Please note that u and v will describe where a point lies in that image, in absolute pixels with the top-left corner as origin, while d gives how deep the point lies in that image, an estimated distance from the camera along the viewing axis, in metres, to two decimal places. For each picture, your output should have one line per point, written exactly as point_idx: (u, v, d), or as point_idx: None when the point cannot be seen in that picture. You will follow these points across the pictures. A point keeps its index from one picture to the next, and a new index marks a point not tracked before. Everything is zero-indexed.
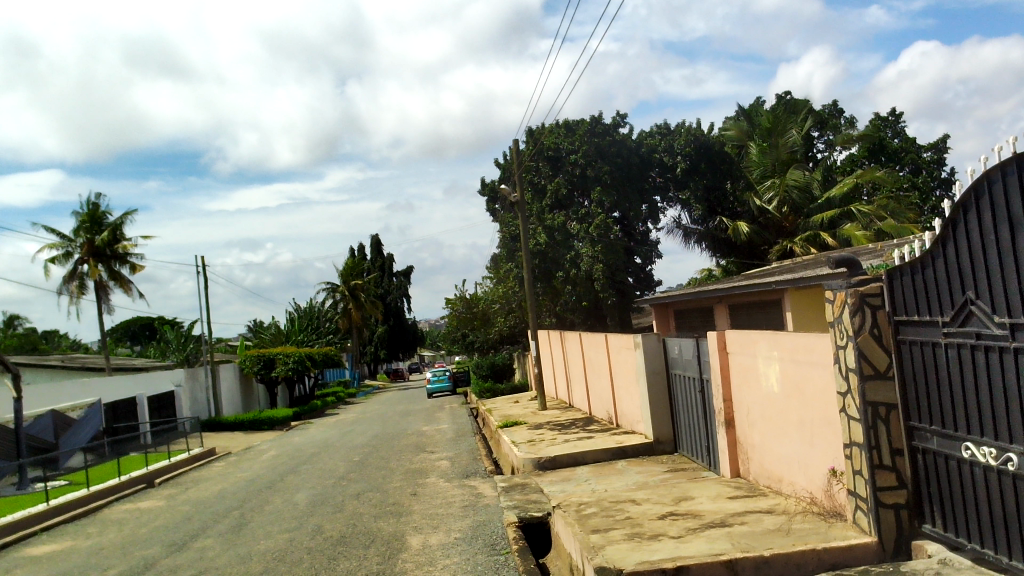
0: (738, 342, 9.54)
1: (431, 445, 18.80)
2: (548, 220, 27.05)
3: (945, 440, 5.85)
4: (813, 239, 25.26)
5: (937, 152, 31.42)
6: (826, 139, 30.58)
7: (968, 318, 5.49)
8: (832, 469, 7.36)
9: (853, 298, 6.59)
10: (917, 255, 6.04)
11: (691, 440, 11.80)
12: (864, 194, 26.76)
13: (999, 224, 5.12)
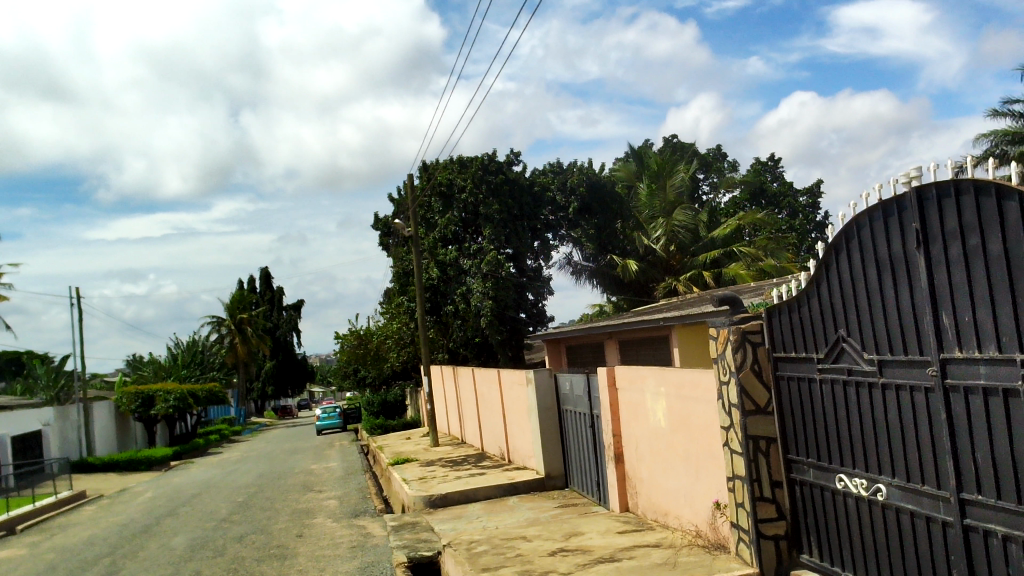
0: (627, 377, 9.70)
1: (319, 484, 18.30)
2: (441, 255, 26.98)
3: (820, 471, 6.09)
4: (697, 279, 26.16)
5: (812, 198, 33.12)
6: (711, 182, 31.70)
7: (841, 355, 5.77)
8: (717, 501, 7.54)
9: (735, 335, 6.80)
10: (794, 294, 6.31)
11: (582, 475, 11.88)
12: (745, 235, 28.00)
13: (868, 266, 5.42)
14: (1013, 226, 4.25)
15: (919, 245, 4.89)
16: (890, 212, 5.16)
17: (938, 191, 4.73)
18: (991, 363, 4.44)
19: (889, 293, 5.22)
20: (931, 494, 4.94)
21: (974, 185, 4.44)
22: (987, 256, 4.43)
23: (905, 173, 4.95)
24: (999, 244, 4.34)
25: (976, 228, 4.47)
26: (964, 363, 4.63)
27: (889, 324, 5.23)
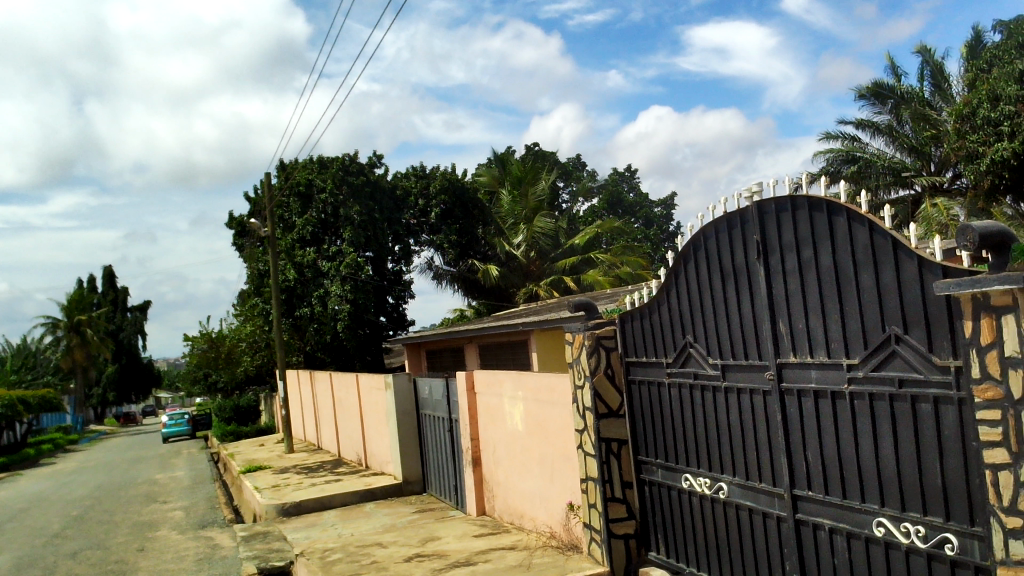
0: (486, 382, 9.78)
1: (163, 495, 17.45)
2: (298, 256, 26.29)
3: (668, 472, 6.34)
4: (557, 283, 26.69)
5: (666, 208, 34.49)
6: (570, 190, 32.40)
7: (688, 360, 6.04)
8: (570, 502, 7.73)
9: (589, 340, 6.97)
10: (645, 301, 6.55)
11: (440, 479, 11.87)
12: (602, 242, 28.82)
13: (712, 275, 5.71)
14: (842, 241, 4.58)
15: (759, 257, 5.19)
16: (733, 225, 5.46)
17: (776, 207, 5.04)
18: (822, 368, 4.76)
19: (732, 302, 5.52)
20: (767, 491, 5.25)
21: (809, 202, 4.76)
22: (819, 268, 4.75)
23: (747, 188, 5.24)
24: (829, 257, 4.67)
25: (810, 241, 4.79)
26: (798, 368, 4.94)
27: (732, 330, 5.52)
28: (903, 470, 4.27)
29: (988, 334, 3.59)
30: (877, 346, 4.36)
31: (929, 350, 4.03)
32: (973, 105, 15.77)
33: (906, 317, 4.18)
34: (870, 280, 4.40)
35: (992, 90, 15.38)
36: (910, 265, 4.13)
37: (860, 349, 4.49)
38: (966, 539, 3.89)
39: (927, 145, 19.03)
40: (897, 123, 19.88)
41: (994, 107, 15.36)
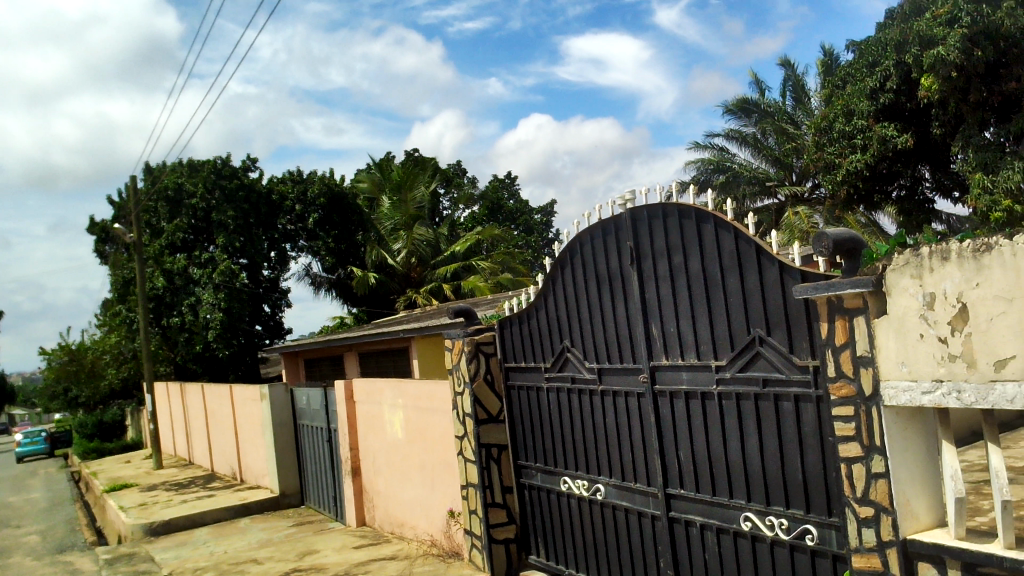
0: (365, 391, 9.63)
1: (18, 518, 16.32)
2: (167, 263, 25.09)
3: (547, 475, 6.42)
4: (437, 291, 26.58)
5: (545, 216, 34.84)
6: (451, 197, 32.26)
7: (565, 364, 6.13)
8: (451, 509, 7.71)
9: (469, 346, 6.97)
10: (523, 307, 6.60)
11: (318, 491, 11.62)
12: (482, 249, 28.88)
13: (588, 279, 5.82)
14: (710, 247, 4.76)
15: (633, 262, 5.33)
16: (607, 231, 5.58)
17: (648, 214, 5.19)
18: (692, 370, 4.92)
19: (607, 306, 5.64)
20: (642, 491, 5.39)
21: (678, 209, 4.93)
22: (689, 273, 4.92)
23: (620, 196, 5.38)
24: (698, 262, 4.84)
25: (680, 247, 4.96)
26: (670, 370, 5.10)
27: (608, 334, 5.64)
28: (768, 466, 4.47)
29: (843, 335, 3.81)
30: (742, 348, 4.56)
31: (790, 351, 4.24)
32: (831, 119, 16.69)
33: (769, 319, 4.38)
34: (735, 284, 4.59)
35: (846, 106, 16.33)
36: (772, 269, 4.33)
37: (727, 351, 4.68)
38: (824, 529, 4.10)
39: (789, 157, 19.97)
40: (761, 135, 20.86)
41: (848, 121, 16.33)
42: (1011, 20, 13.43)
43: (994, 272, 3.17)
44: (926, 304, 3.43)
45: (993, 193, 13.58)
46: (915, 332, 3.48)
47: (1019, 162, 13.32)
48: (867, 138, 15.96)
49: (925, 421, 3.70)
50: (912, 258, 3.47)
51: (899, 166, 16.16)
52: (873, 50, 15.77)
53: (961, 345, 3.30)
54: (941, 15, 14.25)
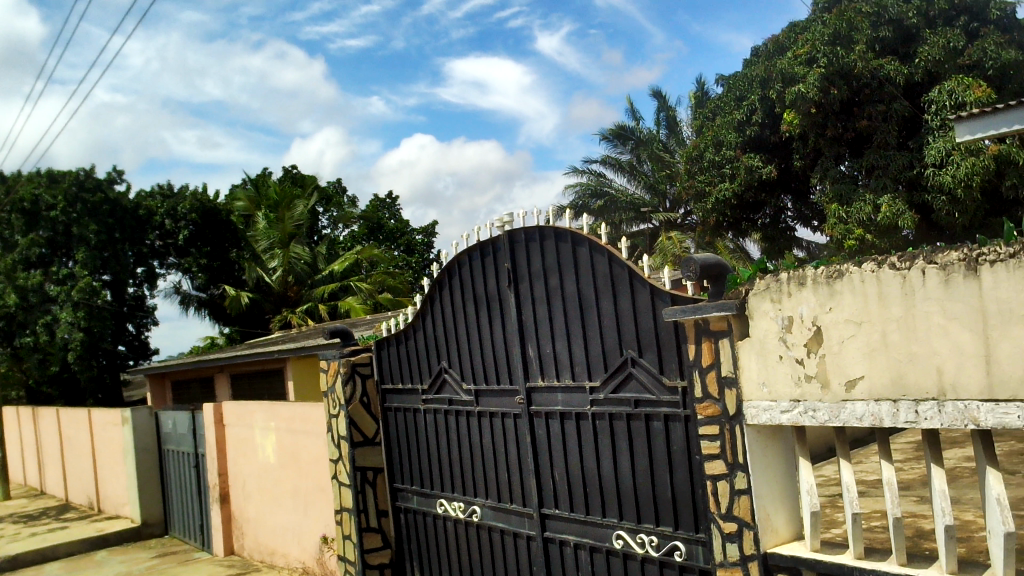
0: (235, 414, 9.29)
1: None
2: (20, 279, 23.13)
3: (423, 498, 6.35)
4: (314, 312, 26.01)
5: (426, 237, 34.68)
6: (330, 216, 31.70)
7: (443, 386, 6.11)
8: (324, 535, 7.53)
9: (345, 367, 6.83)
10: (400, 328, 6.53)
11: (184, 519, 11.10)
12: (361, 269, 28.49)
13: (466, 301, 5.83)
14: (585, 271, 4.86)
15: (510, 284, 5.38)
16: (486, 252, 5.61)
17: (525, 236, 5.25)
18: (567, 391, 5.00)
19: (484, 327, 5.66)
20: (518, 511, 5.41)
21: (555, 232, 5.02)
22: (565, 295, 5.01)
23: (498, 218, 5.43)
24: (573, 285, 4.93)
25: (556, 270, 5.04)
26: (545, 391, 5.16)
27: (485, 356, 5.66)
28: (639, 485, 4.57)
29: (709, 356, 3.96)
30: (615, 368, 4.66)
31: (660, 372, 4.37)
32: (701, 148, 17.43)
33: (640, 341, 4.50)
34: (609, 306, 4.70)
35: (716, 136, 17.10)
36: (644, 292, 4.46)
37: (601, 372, 4.78)
38: (692, 545, 4.23)
39: (663, 184, 20.73)
40: (637, 162, 21.50)
41: (717, 151, 17.11)
42: (862, 62, 14.40)
43: (845, 297, 3.37)
44: (785, 327, 3.61)
45: (847, 223, 14.44)
46: (775, 354, 3.65)
47: (870, 196, 14.27)
48: (735, 168, 16.73)
49: (783, 439, 3.88)
50: (772, 283, 3.65)
51: (763, 196, 16.97)
52: (740, 85, 16.69)
53: (816, 366, 3.48)
54: (801, 54, 15.14)
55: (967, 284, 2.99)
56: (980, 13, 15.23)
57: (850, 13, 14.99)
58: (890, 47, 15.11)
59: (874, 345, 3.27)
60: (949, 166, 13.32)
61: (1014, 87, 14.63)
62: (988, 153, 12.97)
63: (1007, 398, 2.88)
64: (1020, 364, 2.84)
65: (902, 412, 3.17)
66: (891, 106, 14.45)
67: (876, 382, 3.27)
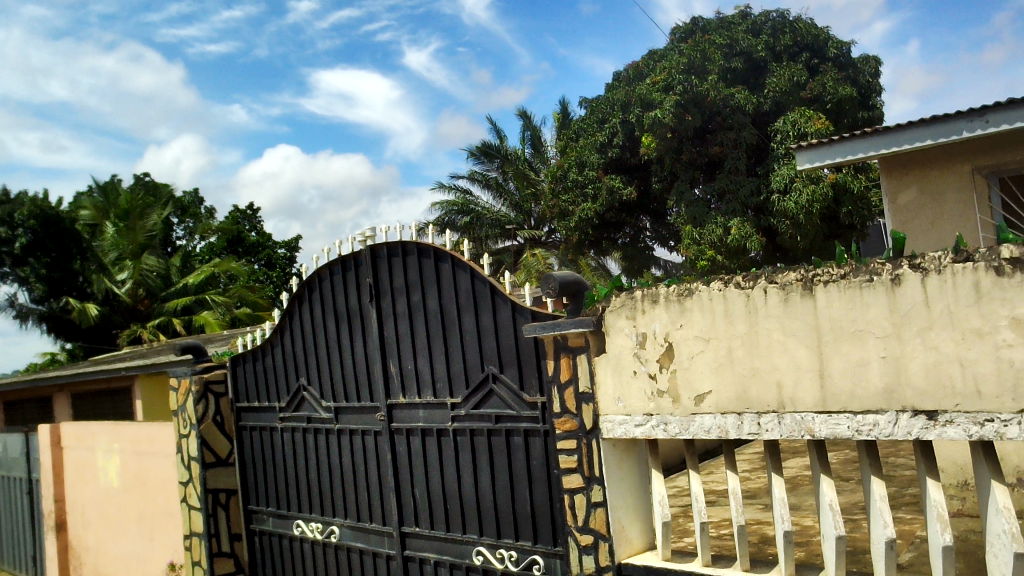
0: (74, 436, 8.69)
1: None
2: None
3: (279, 519, 6.16)
4: (166, 326, 24.80)
5: (288, 251, 33.75)
6: (185, 226, 30.35)
7: (301, 404, 5.95)
8: (171, 561, 7.16)
9: (197, 385, 6.49)
10: (258, 343, 6.31)
11: (14, 549, 10.27)
12: (219, 283, 27.41)
13: (326, 316, 5.71)
14: (447, 287, 4.86)
15: (372, 299, 5.31)
16: (348, 267, 5.52)
17: (388, 251, 5.21)
18: (428, 408, 4.97)
19: (345, 343, 5.56)
20: (377, 530, 5.32)
21: (417, 247, 5.00)
22: (427, 312, 4.99)
23: (360, 232, 5.37)
24: (436, 301, 4.93)
25: (418, 286, 5.02)
26: (406, 409, 5.11)
27: (345, 372, 5.55)
28: (499, 501, 4.59)
29: (567, 371, 4.05)
30: (476, 385, 4.67)
31: (520, 388, 4.42)
32: (565, 168, 17.82)
33: (501, 357, 4.53)
34: (471, 323, 4.71)
35: (579, 157, 17.52)
36: (505, 309, 4.50)
37: (462, 389, 4.78)
38: (550, 558, 4.29)
39: (527, 202, 21.08)
40: (503, 179, 21.71)
41: (581, 171, 17.53)
42: (714, 91, 15.20)
43: (695, 314, 3.51)
44: (638, 343, 3.72)
45: (700, 244, 15.09)
46: (630, 369, 3.76)
47: (721, 219, 14.99)
48: (597, 189, 17.17)
49: (638, 452, 3.99)
50: (627, 300, 3.77)
51: (623, 216, 17.54)
52: (603, 108, 17.26)
53: (667, 381, 3.61)
54: (658, 81, 15.85)
55: (803, 302, 3.18)
56: (819, 50, 16.57)
57: (704, 46, 15.86)
58: (741, 77, 16.02)
59: (721, 360, 3.43)
60: (792, 192, 14.24)
61: (848, 121, 15.92)
62: (827, 181, 14.00)
63: (839, 409, 3.08)
64: (851, 377, 3.05)
65: (746, 424, 3.34)
66: (741, 134, 15.27)
67: (722, 396, 3.42)
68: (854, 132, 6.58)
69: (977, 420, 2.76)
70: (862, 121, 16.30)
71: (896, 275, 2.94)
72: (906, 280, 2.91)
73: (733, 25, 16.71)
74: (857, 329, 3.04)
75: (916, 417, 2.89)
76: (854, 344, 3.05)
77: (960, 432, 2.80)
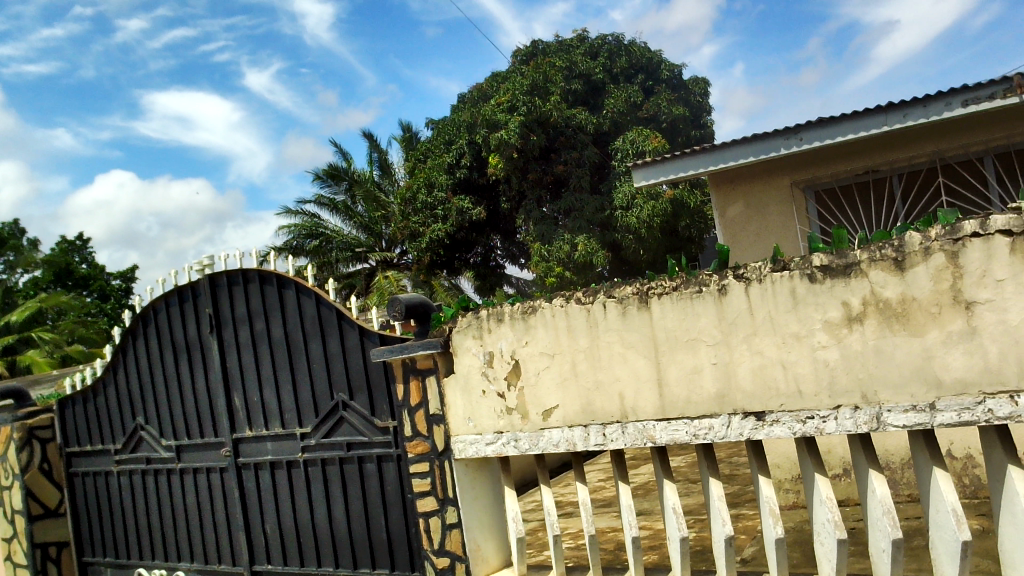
0: None
1: None
2: None
3: (118, 569, 5.78)
4: None
5: (124, 282, 31.86)
6: (5, 260, 28.04)
7: (139, 444, 5.62)
8: None
9: (19, 433, 5.98)
10: (86, 383, 5.91)
11: None
12: (45, 319, 25.48)
13: (163, 350, 5.43)
14: (291, 314, 4.74)
15: (212, 330, 5.09)
16: (186, 297, 5.28)
17: (228, 279, 5.03)
18: (276, 440, 4.81)
19: (185, 378, 5.30)
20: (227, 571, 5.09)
21: (260, 274, 4.85)
22: (271, 340, 4.84)
23: (198, 260, 5.16)
24: (280, 328, 4.79)
25: (261, 314, 4.87)
26: (253, 442, 4.93)
27: (185, 408, 5.29)
28: (354, 530, 4.50)
29: (417, 394, 4.06)
30: (326, 413, 4.56)
31: (371, 414, 4.36)
32: (414, 190, 17.76)
33: (351, 383, 4.45)
34: (317, 350, 4.61)
35: (427, 178, 17.49)
36: (353, 334, 4.43)
37: (311, 418, 4.65)
38: None
39: (377, 224, 20.84)
40: (352, 202, 21.40)
41: (430, 193, 17.47)
42: (556, 112, 15.58)
43: (539, 331, 3.59)
44: (486, 362, 3.75)
45: (549, 262, 15.42)
46: (478, 389, 3.79)
47: (569, 236, 15.36)
48: (446, 210, 17.21)
49: (490, 470, 4.02)
50: (473, 320, 3.80)
51: (474, 235, 17.69)
52: (449, 130, 17.32)
53: (515, 398, 3.66)
54: (502, 102, 15.87)
55: (640, 314, 3.31)
56: (653, 73, 17.52)
57: (545, 68, 16.14)
58: (582, 98, 16.53)
59: (566, 375, 3.51)
60: (633, 209, 14.74)
61: (682, 139, 16.94)
62: (665, 197, 14.64)
63: (677, 415, 3.22)
64: (685, 385, 3.20)
65: (592, 436, 3.43)
66: (583, 153, 15.76)
67: (568, 409, 3.51)
68: (685, 149, 6.91)
69: (800, 417, 2.95)
70: (695, 139, 17.36)
71: (723, 286, 3.11)
72: (732, 290, 3.09)
73: (572, 48, 17.24)
74: (690, 338, 3.20)
75: (746, 419, 3.06)
76: (688, 352, 3.20)
77: (786, 430, 2.98)
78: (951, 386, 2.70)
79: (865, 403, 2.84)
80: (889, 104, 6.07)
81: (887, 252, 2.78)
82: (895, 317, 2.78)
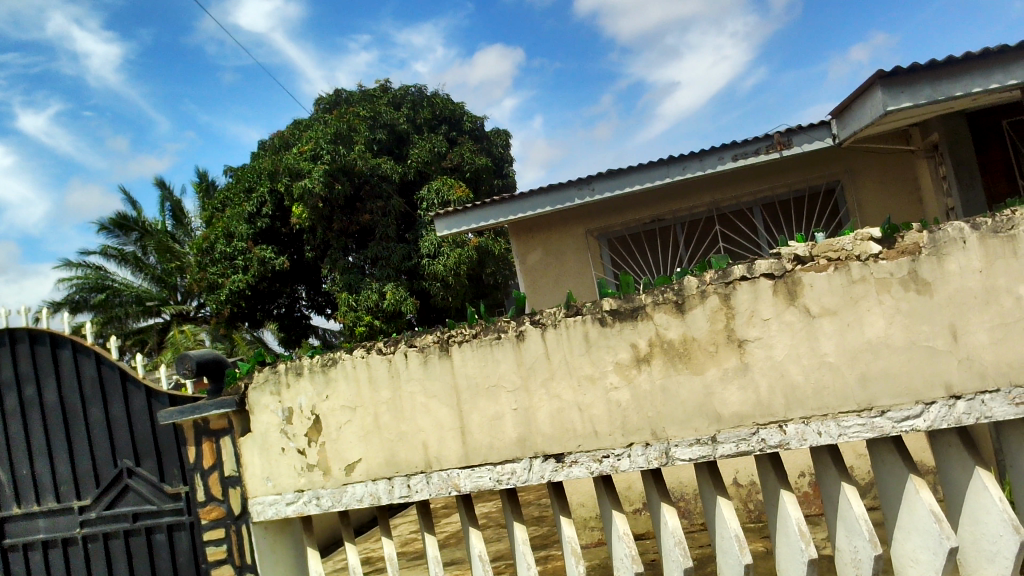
0: None
1: None
2: None
3: None
4: None
5: None
6: None
7: None
8: None
9: None
10: None
11: None
12: None
13: None
14: (67, 376, 4.35)
15: None
16: None
17: None
18: (50, 516, 4.36)
19: None
20: None
21: (29, 333, 4.42)
22: (43, 406, 4.41)
23: None
24: (53, 392, 4.38)
25: (31, 378, 4.43)
26: (22, 521, 4.43)
27: None
28: None
29: (210, 457, 3.86)
30: (108, 483, 4.19)
31: (159, 480, 4.06)
32: (212, 240, 16.97)
33: (137, 448, 4.14)
34: (98, 414, 4.25)
35: (226, 228, 16.74)
36: (138, 396, 4.14)
37: (91, 489, 4.26)
38: None
39: (172, 276, 19.66)
40: (142, 254, 20.05)
41: (228, 243, 16.71)
42: (361, 162, 15.47)
43: (340, 384, 3.51)
44: (285, 418, 3.62)
45: (357, 310, 15.06)
46: (277, 446, 3.64)
47: (376, 285, 15.20)
48: (247, 260, 16.49)
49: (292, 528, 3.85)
50: (270, 375, 3.65)
51: (277, 286, 17.01)
52: (248, 177, 16.64)
53: (317, 454, 3.54)
54: (305, 151, 15.47)
55: (441, 362, 3.32)
56: (455, 123, 17.85)
57: (349, 118, 16.04)
58: (387, 147, 16.54)
59: (368, 427, 3.45)
60: (440, 257, 14.83)
61: (485, 188, 17.35)
62: (471, 245, 14.90)
63: (480, 461, 3.24)
64: (488, 431, 3.23)
65: (397, 488, 3.38)
66: (388, 203, 15.77)
67: (372, 463, 3.44)
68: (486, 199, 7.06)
69: (596, 457, 3.06)
70: (497, 188, 17.86)
71: (520, 332, 3.19)
72: (529, 336, 3.17)
73: (375, 98, 17.32)
74: (490, 384, 3.24)
75: (546, 461, 3.13)
76: (489, 399, 3.24)
77: (584, 470, 3.07)
78: (728, 419, 2.90)
79: (655, 439, 2.99)
80: (670, 158, 6.51)
81: (668, 295, 2.97)
82: (678, 357, 2.96)
